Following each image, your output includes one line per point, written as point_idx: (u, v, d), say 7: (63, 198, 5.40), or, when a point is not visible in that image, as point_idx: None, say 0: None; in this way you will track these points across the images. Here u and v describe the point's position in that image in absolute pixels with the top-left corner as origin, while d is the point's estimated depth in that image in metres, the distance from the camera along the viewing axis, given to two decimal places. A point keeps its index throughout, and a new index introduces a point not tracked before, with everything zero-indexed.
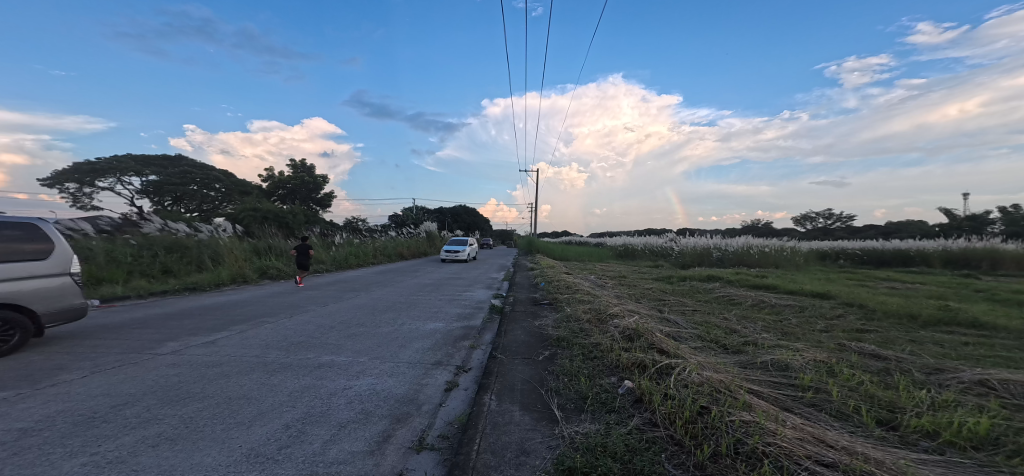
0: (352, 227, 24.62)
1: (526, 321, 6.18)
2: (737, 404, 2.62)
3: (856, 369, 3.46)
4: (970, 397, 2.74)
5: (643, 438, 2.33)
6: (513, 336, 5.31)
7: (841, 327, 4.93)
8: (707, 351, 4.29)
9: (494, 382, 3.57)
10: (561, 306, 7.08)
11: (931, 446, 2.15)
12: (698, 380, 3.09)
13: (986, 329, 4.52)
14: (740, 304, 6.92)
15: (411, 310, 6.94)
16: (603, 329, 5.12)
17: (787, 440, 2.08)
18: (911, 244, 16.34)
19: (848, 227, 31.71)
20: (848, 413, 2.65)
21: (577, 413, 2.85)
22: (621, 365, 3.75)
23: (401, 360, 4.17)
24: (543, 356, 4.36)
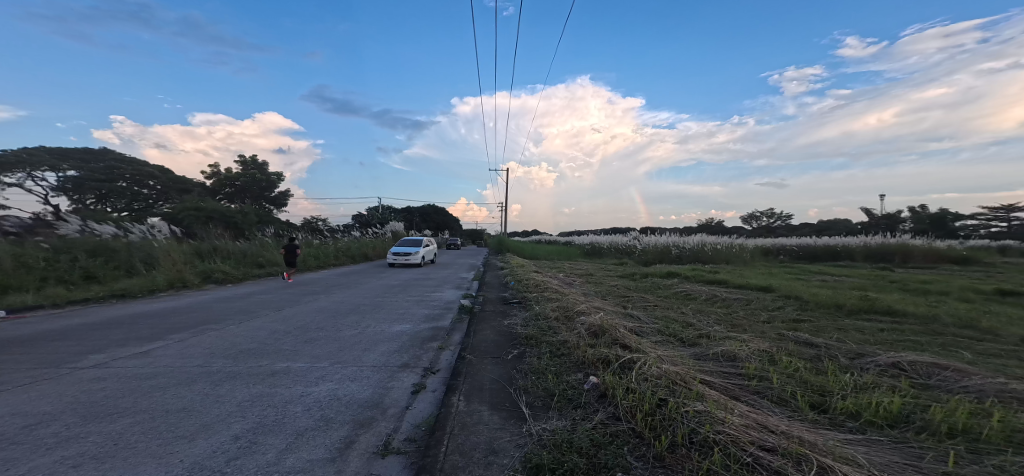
0: (312, 227, 23.55)
1: (495, 321, 6.18)
2: (691, 395, 2.77)
3: (794, 357, 3.75)
4: (886, 379, 3.06)
5: (606, 432, 2.41)
6: (481, 336, 5.29)
7: (781, 318, 5.34)
8: (666, 345, 4.49)
9: (463, 383, 3.55)
10: (530, 304, 7.15)
11: (855, 426, 2.38)
12: (657, 373, 3.23)
13: (898, 315, 5.07)
14: (695, 299, 7.30)
15: (375, 312, 6.75)
16: (570, 326, 5.23)
17: (734, 428, 2.22)
18: (838, 240, 17.94)
19: (789, 226, 34.32)
20: (786, 399, 2.87)
21: (544, 410, 2.89)
22: (586, 361, 3.84)
23: (365, 364, 4.04)
24: (511, 355, 4.38)
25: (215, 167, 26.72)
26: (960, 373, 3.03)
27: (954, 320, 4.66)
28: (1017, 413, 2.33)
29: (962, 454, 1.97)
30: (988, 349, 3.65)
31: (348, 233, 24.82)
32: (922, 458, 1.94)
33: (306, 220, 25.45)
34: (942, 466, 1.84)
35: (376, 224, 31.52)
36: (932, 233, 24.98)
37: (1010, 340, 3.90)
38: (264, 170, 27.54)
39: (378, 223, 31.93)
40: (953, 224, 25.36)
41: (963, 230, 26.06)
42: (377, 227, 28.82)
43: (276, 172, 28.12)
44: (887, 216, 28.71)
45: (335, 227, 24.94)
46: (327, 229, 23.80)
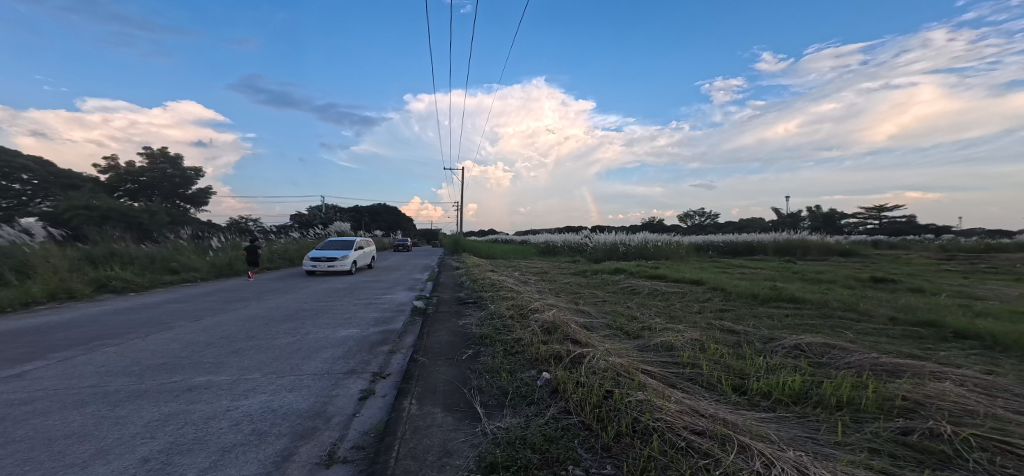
0: (245, 228, 21.71)
1: (449, 321, 6.08)
2: (633, 385, 2.92)
3: (721, 344, 4.10)
4: (791, 359, 3.45)
5: (558, 427, 2.47)
6: (435, 337, 5.17)
7: (709, 308, 5.84)
8: (614, 338, 4.70)
9: (415, 385, 3.45)
10: (485, 304, 7.14)
11: (768, 404, 2.66)
12: (604, 366, 3.37)
13: (799, 301, 5.77)
14: (639, 293, 7.74)
15: (318, 318, 6.35)
16: (524, 324, 5.28)
17: (670, 414, 2.38)
18: (754, 236, 20.01)
19: (715, 223, 37.80)
20: (714, 384, 3.14)
21: (498, 409, 2.90)
22: (539, 358, 3.90)
23: (306, 373, 3.79)
24: (466, 356, 4.34)
25: (112, 159, 23.34)
26: (844, 351, 3.51)
27: (840, 304, 5.41)
28: (886, 383, 2.75)
29: (849, 423, 2.27)
30: (864, 328, 4.26)
31: (285, 234, 23.10)
32: (819, 430, 2.22)
33: (233, 221, 23.27)
34: (833, 436, 2.11)
35: (318, 223, 29.69)
36: (826, 230, 28.99)
37: (880, 320, 4.60)
38: (176, 164, 24.76)
39: (320, 223, 30.03)
40: (839, 222, 30.26)
41: (847, 227, 30.59)
42: (318, 227, 27.16)
43: (192, 167, 25.46)
44: (792, 216, 32.67)
45: (269, 227, 23.12)
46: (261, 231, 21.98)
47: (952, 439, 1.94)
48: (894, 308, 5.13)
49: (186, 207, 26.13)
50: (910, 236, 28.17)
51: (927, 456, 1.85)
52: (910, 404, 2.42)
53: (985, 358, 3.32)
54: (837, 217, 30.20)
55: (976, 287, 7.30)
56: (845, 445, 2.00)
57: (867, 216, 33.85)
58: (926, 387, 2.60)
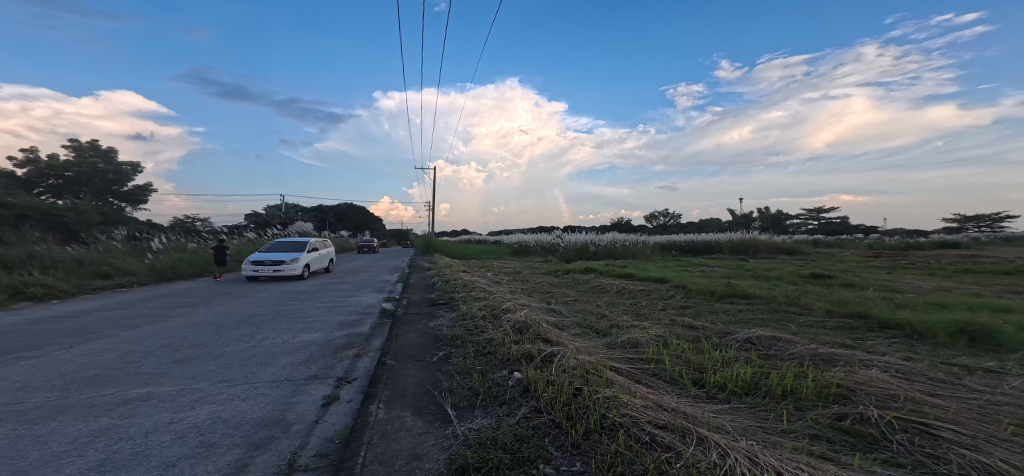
0: (190, 228, 20.15)
1: (420, 323, 5.97)
2: (601, 382, 2.99)
3: (682, 339, 4.27)
4: (744, 352, 3.65)
5: (529, 426, 2.48)
6: (404, 340, 5.05)
7: (672, 305, 6.07)
8: (583, 337, 4.78)
9: (383, 389, 3.35)
10: (456, 305, 7.07)
11: (724, 396, 2.80)
12: (574, 364, 3.42)
13: (750, 297, 6.12)
14: (608, 292, 7.93)
15: (275, 323, 6.05)
16: (496, 324, 5.27)
17: (636, 410, 2.45)
18: (710, 236, 21.14)
19: (677, 223, 39.48)
20: (677, 378, 3.26)
21: (469, 410, 2.86)
22: (510, 358, 3.90)
23: (262, 381, 3.59)
24: (437, 357, 4.27)
25: (27, 151, 20.92)
26: (788, 343, 3.75)
27: (785, 298, 5.79)
28: (823, 371, 2.96)
29: (793, 412, 2.42)
30: (806, 321, 4.59)
31: (240, 235, 21.85)
32: (768, 419, 2.35)
33: (177, 221, 21.63)
34: (780, 424, 2.25)
35: (276, 223, 28.27)
36: (775, 230, 31.04)
37: (819, 312, 4.97)
38: (108, 158, 22.90)
39: (278, 223, 28.56)
40: (786, 223, 32.55)
41: (793, 228, 32.92)
42: (276, 228, 25.86)
43: (127, 162, 23.62)
44: (746, 217, 34.70)
45: (220, 227, 21.80)
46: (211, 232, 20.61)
47: (881, 422, 2.11)
48: (831, 301, 5.56)
49: (120, 205, 24.01)
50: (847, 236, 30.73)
51: (859, 439, 2.00)
52: (844, 390, 2.62)
53: (905, 345, 3.66)
54: (783, 218, 32.44)
55: (899, 281, 8.07)
56: (791, 433, 2.13)
57: (810, 216, 36.60)
58: (857, 374, 2.82)
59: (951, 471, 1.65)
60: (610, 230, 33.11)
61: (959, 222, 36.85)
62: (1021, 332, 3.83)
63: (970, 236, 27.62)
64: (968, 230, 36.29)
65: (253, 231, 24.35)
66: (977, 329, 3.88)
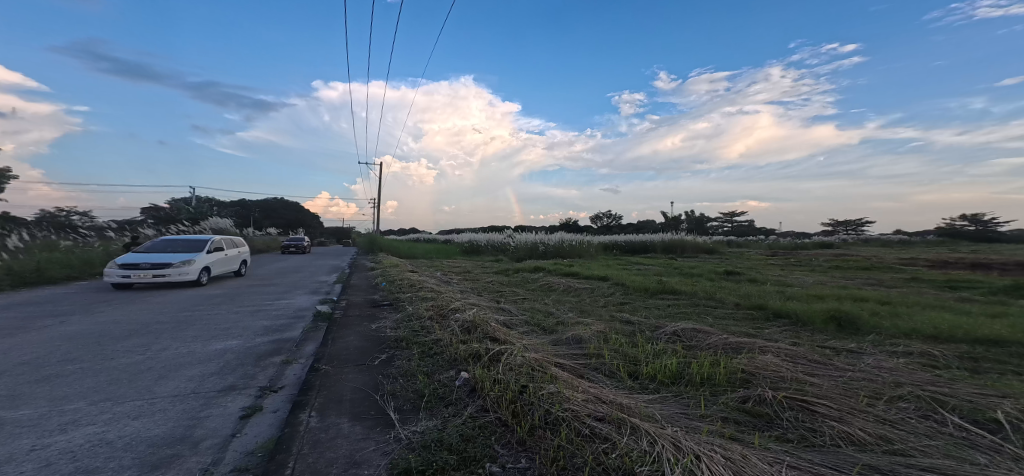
0: (61, 223, 17.01)
1: (360, 325, 5.71)
2: (546, 379, 3.06)
3: (621, 334, 4.51)
4: (672, 344, 3.94)
5: (475, 425, 2.46)
6: (343, 344, 4.79)
7: (612, 302, 6.39)
8: (531, 334, 4.88)
9: (316, 397, 3.15)
10: (401, 305, 6.88)
11: (655, 386, 3.00)
12: (520, 362, 3.47)
13: (677, 292, 6.63)
14: (555, 290, 8.17)
15: (181, 331, 5.43)
16: (444, 324, 5.18)
17: (578, 404, 2.54)
18: (646, 236, 22.58)
19: (617, 224, 41.70)
20: (615, 371, 3.43)
21: (414, 412, 2.79)
22: (457, 358, 3.86)
23: (160, 396, 3.22)
24: (378, 361, 4.11)
25: None
26: (707, 334, 4.12)
27: (705, 293, 6.36)
28: (733, 358, 3.28)
29: (710, 397, 2.66)
30: (720, 313, 5.09)
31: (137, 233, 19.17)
32: (689, 405, 2.57)
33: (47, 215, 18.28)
34: (699, 410, 2.46)
35: (187, 219, 25.29)
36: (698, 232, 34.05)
37: (730, 305, 5.52)
38: None
39: (189, 219, 25.54)
40: (707, 225, 35.86)
41: (713, 230, 36.44)
42: (184, 224, 23.05)
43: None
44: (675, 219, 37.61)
45: (111, 224, 18.96)
46: (92, 230, 17.70)
47: (777, 403, 2.38)
48: (740, 295, 6.21)
49: None
50: (758, 237, 34.58)
51: (760, 419, 2.25)
52: (748, 374, 2.94)
53: (795, 332, 4.19)
54: (706, 221, 35.67)
55: (792, 277, 9.27)
56: (708, 417, 2.33)
57: (728, 217, 40.56)
58: (760, 359, 3.17)
59: (826, 442, 1.91)
60: (555, 230, 33.99)
61: (835, 228, 43.27)
62: (874, 317, 4.58)
63: (848, 238, 32.54)
64: (842, 231, 42.73)
65: (153, 229, 21.48)
66: (843, 315, 4.57)
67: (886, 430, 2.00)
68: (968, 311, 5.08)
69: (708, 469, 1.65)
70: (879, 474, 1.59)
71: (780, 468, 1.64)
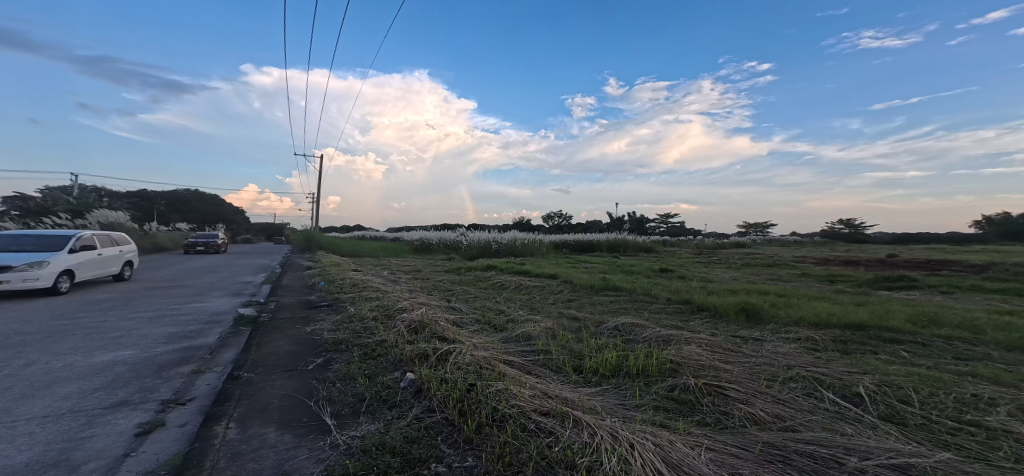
0: None
1: (292, 328, 5.37)
2: (493, 376, 3.08)
3: (567, 330, 4.65)
4: (612, 338, 4.14)
5: (420, 426, 2.42)
6: (271, 349, 4.47)
7: (561, 299, 6.56)
8: (481, 333, 4.88)
9: (236, 407, 2.91)
10: (342, 306, 6.58)
11: (597, 379, 3.14)
12: (468, 360, 3.45)
13: (617, 289, 6.96)
14: (507, 288, 8.24)
15: (59, 344, 4.73)
16: (389, 325, 5.03)
17: (524, 400, 2.59)
18: (594, 236, 23.46)
19: (567, 223, 42.94)
20: (562, 366, 3.53)
21: (353, 417, 2.68)
22: (403, 359, 3.76)
23: (25, 418, 2.79)
24: (313, 365, 3.88)
25: None
26: (643, 327, 4.39)
27: (642, 290, 6.75)
28: (664, 350, 3.53)
29: (644, 387, 2.84)
30: (654, 307, 5.47)
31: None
32: (627, 396, 2.71)
33: None
34: (634, 400, 2.61)
35: (74, 212, 21.85)
36: (640, 232, 36.11)
37: (662, 299, 5.93)
38: None
39: (77, 212, 22.09)
40: (648, 225, 38.06)
41: (654, 230, 38.78)
42: (52, 222, 19.54)
43: None
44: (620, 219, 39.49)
45: None
46: None
47: (698, 389, 2.60)
48: (671, 290, 6.68)
49: None
50: (692, 237, 37.32)
51: (685, 405, 2.44)
52: (675, 364, 3.17)
53: (715, 323, 4.61)
54: (647, 221, 37.85)
55: (718, 274, 10.14)
56: (642, 407, 2.49)
57: (665, 217, 43.70)
58: (687, 350, 3.42)
59: (736, 423, 2.12)
60: (505, 230, 32.49)
61: (756, 230, 47.82)
62: (773, 307, 5.18)
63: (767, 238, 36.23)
64: (762, 231, 47.48)
65: (20, 226, 18.21)
66: (749, 306, 5.12)
67: (781, 409, 2.26)
68: (843, 300, 5.91)
69: (640, 455, 1.75)
70: (775, 449, 1.80)
71: (700, 450, 1.79)
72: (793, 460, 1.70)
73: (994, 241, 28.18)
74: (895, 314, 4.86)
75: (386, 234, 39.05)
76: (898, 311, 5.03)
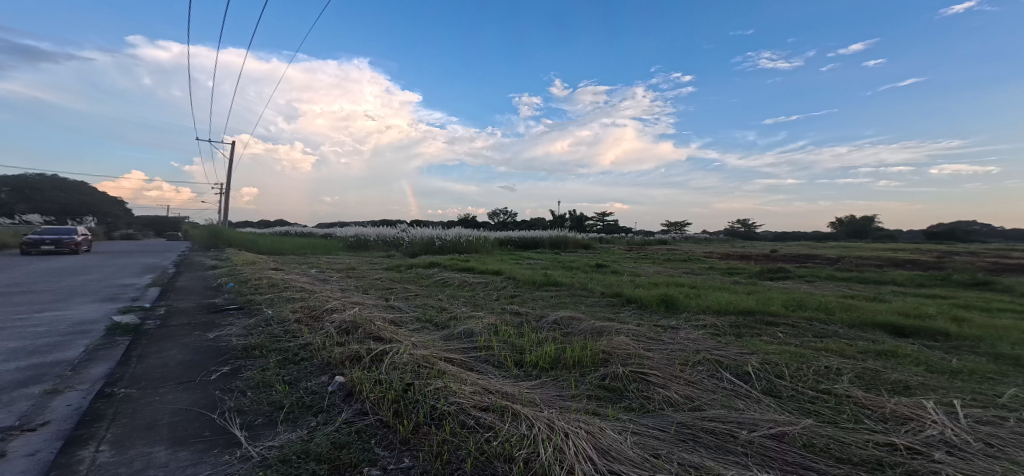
0: None
1: (190, 336, 4.75)
2: (433, 374, 3.04)
3: (509, 325, 4.73)
4: (549, 332, 4.28)
5: (350, 431, 2.32)
6: (159, 360, 3.91)
7: (504, 295, 6.63)
8: (422, 331, 4.79)
9: (110, 427, 2.48)
10: (255, 309, 5.99)
11: (534, 372, 3.23)
12: (406, 359, 3.37)
13: (558, 285, 7.19)
14: (450, 285, 8.14)
15: None
16: (315, 327, 4.72)
17: (463, 396, 2.59)
18: (535, 233, 24.01)
19: (510, 221, 43.47)
20: (502, 362, 3.58)
21: (271, 426, 2.48)
22: (332, 362, 3.57)
23: None
24: (216, 374, 3.48)
25: None
26: (579, 320, 4.61)
27: (578, 285, 7.02)
28: (597, 341, 3.72)
29: (579, 377, 2.98)
30: (590, 300, 5.74)
31: None
32: (564, 387, 2.82)
33: None
34: (571, 390, 2.72)
35: None
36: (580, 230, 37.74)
37: (598, 293, 6.23)
38: None
39: None
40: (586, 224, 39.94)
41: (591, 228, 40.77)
42: None
43: None
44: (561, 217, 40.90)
45: None
46: None
47: (625, 376, 2.79)
48: (605, 285, 7.05)
49: None
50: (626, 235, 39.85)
51: (614, 393, 2.61)
52: (604, 354, 3.36)
53: (641, 314, 4.96)
54: (586, 220, 39.61)
55: (644, 269, 10.91)
56: (577, 396, 2.61)
57: (602, 215, 46.07)
58: (616, 341, 3.63)
59: (656, 406, 2.32)
60: (448, 227, 31.99)
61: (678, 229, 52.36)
62: (686, 298, 5.70)
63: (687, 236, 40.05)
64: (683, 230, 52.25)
65: None
66: (669, 297, 5.58)
67: (692, 391, 2.51)
68: (738, 290, 6.70)
69: (573, 444, 1.84)
70: (686, 428, 1.99)
71: (626, 435, 1.92)
72: (700, 437, 1.90)
73: (842, 237, 34.65)
74: (774, 300, 5.64)
75: (313, 231, 36.04)
76: (777, 297, 5.84)
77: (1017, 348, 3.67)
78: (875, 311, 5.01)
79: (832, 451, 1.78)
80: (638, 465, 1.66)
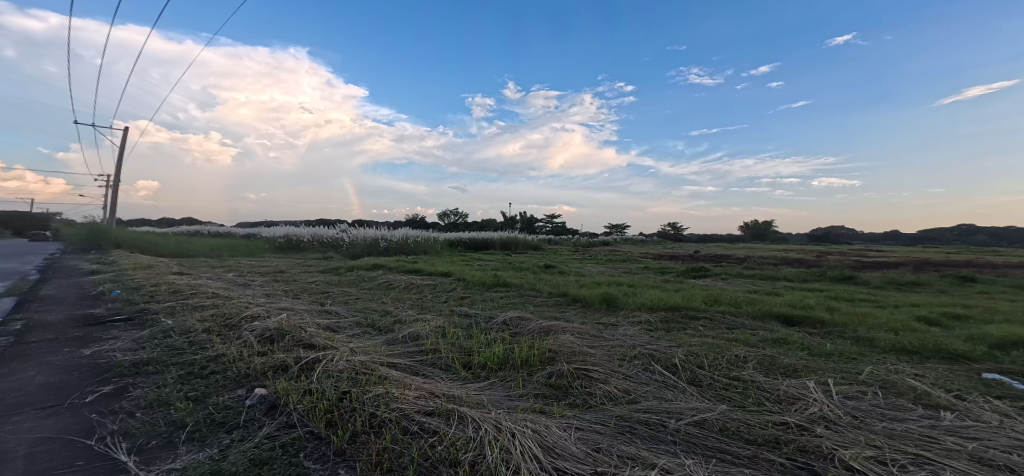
0: None
1: (57, 355, 4.08)
2: (373, 380, 2.93)
3: (458, 328, 4.68)
4: (497, 333, 4.29)
5: (272, 446, 2.15)
6: (13, 384, 3.30)
7: (454, 297, 6.54)
8: (363, 336, 4.58)
9: None
10: (149, 320, 5.31)
11: (480, 374, 3.22)
12: (341, 366, 3.21)
13: (508, 285, 7.22)
14: (395, 288, 7.87)
15: None
16: (229, 337, 4.32)
17: (406, 402, 2.52)
18: (484, 234, 23.96)
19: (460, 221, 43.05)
20: (451, 365, 3.52)
21: (170, 447, 2.23)
22: (251, 373, 3.29)
23: None
24: (93, 396, 3.03)
25: None
26: (528, 320, 4.67)
27: (525, 286, 7.09)
28: (544, 340, 3.78)
29: (526, 377, 3.02)
30: (538, 301, 5.82)
31: None
32: (512, 387, 2.84)
33: None
34: (518, 390, 2.75)
35: None
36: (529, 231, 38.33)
37: (546, 294, 6.35)
38: None
39: None
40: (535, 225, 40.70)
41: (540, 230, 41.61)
42: None
43: None
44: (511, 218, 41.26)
45: None
46: None
47: (570, 374, 2.87)
48: (553, 285, 7.20)
49: None
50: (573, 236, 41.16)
51: (558, 390, 2.68)
52: (548, 352, 3.44)
53: (581, 313, 5.13)
54: (535, 221, 40.29)
55: (587, 269, 11.28)
56: (524, 396, 2.65)
57: (552, 216, 47.09)
58: (558, 340, 3.71)
59: (596, 401, 2.42)
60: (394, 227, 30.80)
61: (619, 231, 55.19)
62: (625, 296, 5.98)
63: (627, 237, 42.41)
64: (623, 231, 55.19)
65: None
66: (611, 296, 5.82)
67: (628, 384, 2.65)
68: (668, 287, 7.18)
69: (518, 444, 1.86)
70: (623, 421, 2.09)
71: (570, 431, 1.98)
72: (636, 429, 2.00)
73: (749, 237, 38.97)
74: (695, 296, 6.10)
75: (234, 231, 32.71)
76: (697, 294, 6.34)
77: (876, 331, 4.34)
78: (771, 304, 5.61)
79: (741, 433, 1.96)
80: (581, 460, 1.72)
